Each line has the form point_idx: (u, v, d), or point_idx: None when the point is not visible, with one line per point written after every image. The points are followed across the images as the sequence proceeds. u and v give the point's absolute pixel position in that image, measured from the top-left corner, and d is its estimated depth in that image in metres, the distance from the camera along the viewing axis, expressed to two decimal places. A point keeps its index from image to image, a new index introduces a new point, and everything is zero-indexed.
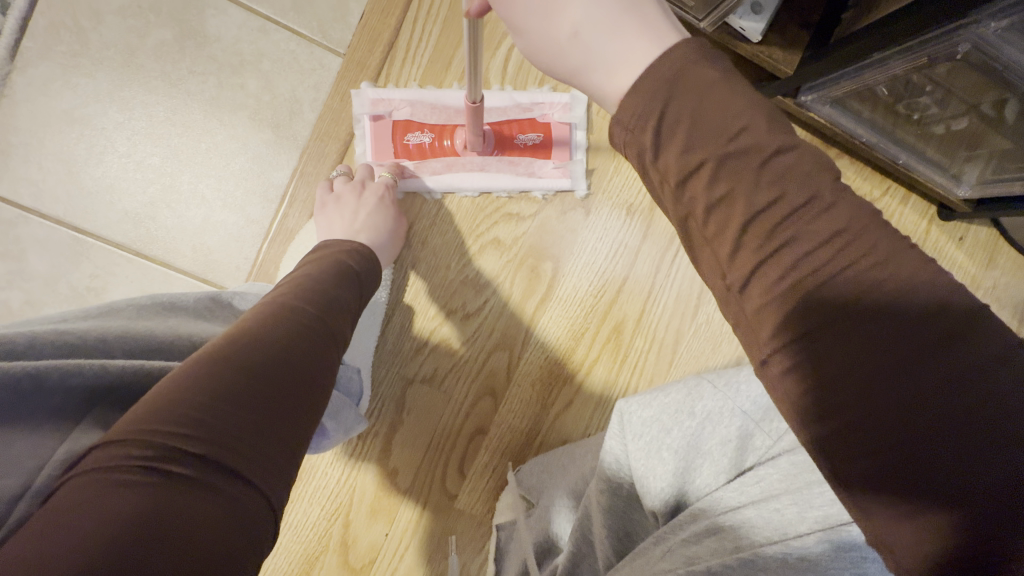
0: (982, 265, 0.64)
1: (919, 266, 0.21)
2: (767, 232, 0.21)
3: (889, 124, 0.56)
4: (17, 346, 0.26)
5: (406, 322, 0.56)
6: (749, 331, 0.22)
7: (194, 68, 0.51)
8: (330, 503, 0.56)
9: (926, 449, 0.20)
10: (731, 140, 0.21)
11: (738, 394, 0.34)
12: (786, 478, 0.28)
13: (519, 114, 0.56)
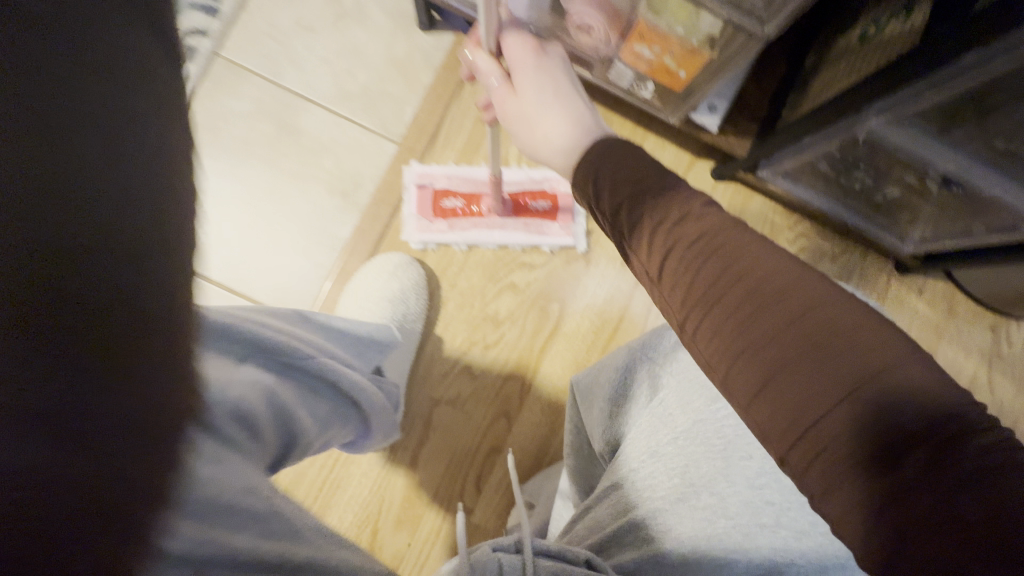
0: (940, 313, 0.73)
1: (769, 249, 0.29)
2: (662, 231, 0.31)
3: (837, 194, 0.67)
4: None
5: (436, 351, 0.67)
6: (666, 305, 0.31)
7: (288, 152, 0.69)
8: (363, 510, 0.64)
9: (846, 437, 0.25)
10: (636, 182, 0.32)
11: (641, 340, 0.46)
12: (677, 393, 0.40)
13: (532, 186, 0.70)
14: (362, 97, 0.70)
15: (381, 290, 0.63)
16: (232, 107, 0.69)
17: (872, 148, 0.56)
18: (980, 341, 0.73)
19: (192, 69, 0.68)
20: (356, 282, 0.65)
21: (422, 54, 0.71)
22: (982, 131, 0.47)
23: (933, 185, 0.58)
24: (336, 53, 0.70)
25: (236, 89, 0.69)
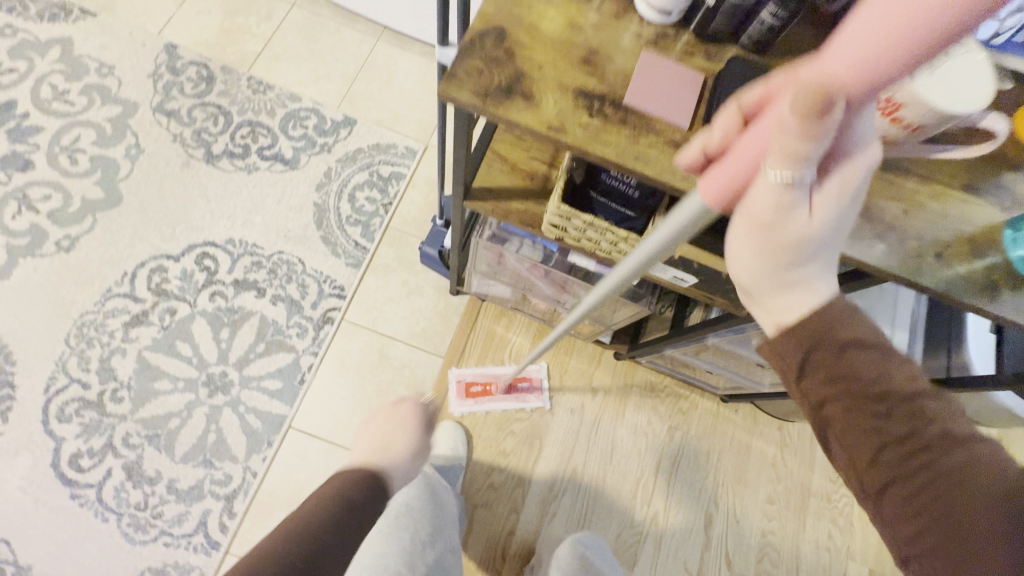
0: (752, 422, 1.34)
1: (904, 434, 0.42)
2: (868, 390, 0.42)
3: (677, 367, 1.29)
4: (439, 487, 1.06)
5: (475, 476, 1.21)
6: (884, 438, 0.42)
7: (384, 367, 1.25)
8: None
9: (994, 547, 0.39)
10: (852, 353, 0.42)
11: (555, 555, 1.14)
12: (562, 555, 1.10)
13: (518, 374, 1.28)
14: (422, 333, 1.29)
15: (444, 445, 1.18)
16: (351, 346, 1.26)
17: (678, 356, 1.19)
18: (775, 434, 1.34)
19: (331, 328, 1.26)
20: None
21: (453, 306, 1.32)
22: (714, 354, 1.11)
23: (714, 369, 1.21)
24: (406, 311, 1.30)
25: (356, 335, 1.27)
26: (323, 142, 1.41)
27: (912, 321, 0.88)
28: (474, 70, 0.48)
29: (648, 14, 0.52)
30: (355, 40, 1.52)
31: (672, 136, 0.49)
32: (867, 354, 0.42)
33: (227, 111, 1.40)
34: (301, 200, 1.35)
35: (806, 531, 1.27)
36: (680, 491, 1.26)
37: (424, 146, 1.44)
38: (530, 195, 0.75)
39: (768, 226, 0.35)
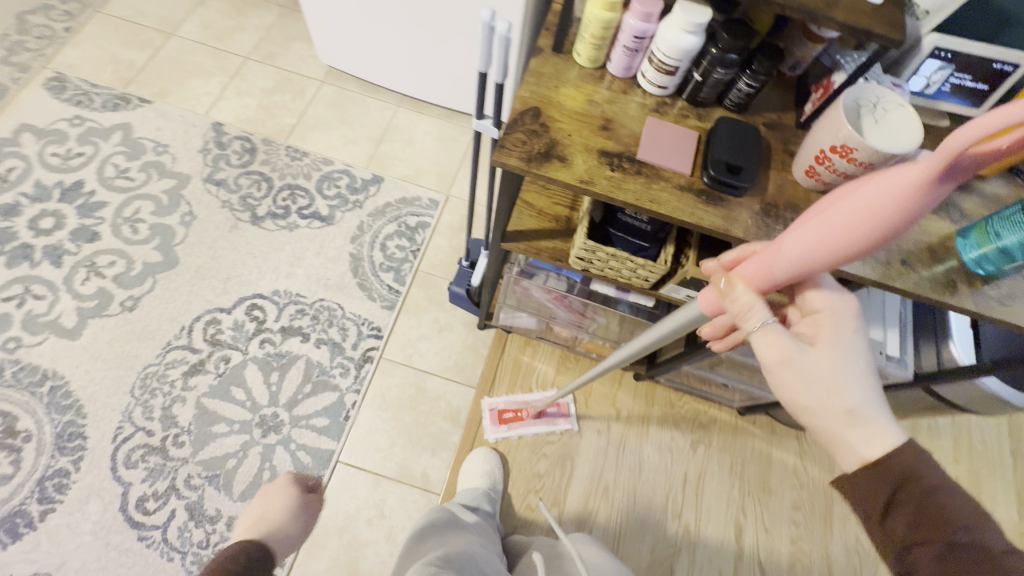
0: (770, 432, 1.41)
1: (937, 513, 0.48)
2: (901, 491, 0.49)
3: (695, 385, 1.38)
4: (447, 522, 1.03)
5: (513, 497, 1.28)
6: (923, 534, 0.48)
7: (421, 401, 1.35)
8: None
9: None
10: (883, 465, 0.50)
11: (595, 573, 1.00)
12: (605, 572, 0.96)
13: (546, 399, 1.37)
14: (455, 366, 1.39)
15: (484, 470, 1.24)
16: (391, 382, 1.36)
17: (693, 372, 1.28)
18: (794, 443, 1.41)
19: (371, 367, 1.37)
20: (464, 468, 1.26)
21: (482, 340, 1.43)
22: (727, 368, 1.20)
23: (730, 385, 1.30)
24: (439, 347, 1.41)
25: (395, 371, 1.37)
26: (355, 199, 1.56)
27: (902, 322, 0.90)
28: (518, 141, 0.61)
29: (649, 88, 0.66)
30: (378, 109, 1.71)
31: (677, 182, 0.62)
32: (954, 499, 0.48)
33: (269, 177, 1.56)
34: (338, 252, 1.49)
35: (834, 536, 1.32)
36: (709, 504, 1.32)
37: (445, 196, 1.59)
38: (557, 234, 0.88)
39: (784, 355, 0.52)
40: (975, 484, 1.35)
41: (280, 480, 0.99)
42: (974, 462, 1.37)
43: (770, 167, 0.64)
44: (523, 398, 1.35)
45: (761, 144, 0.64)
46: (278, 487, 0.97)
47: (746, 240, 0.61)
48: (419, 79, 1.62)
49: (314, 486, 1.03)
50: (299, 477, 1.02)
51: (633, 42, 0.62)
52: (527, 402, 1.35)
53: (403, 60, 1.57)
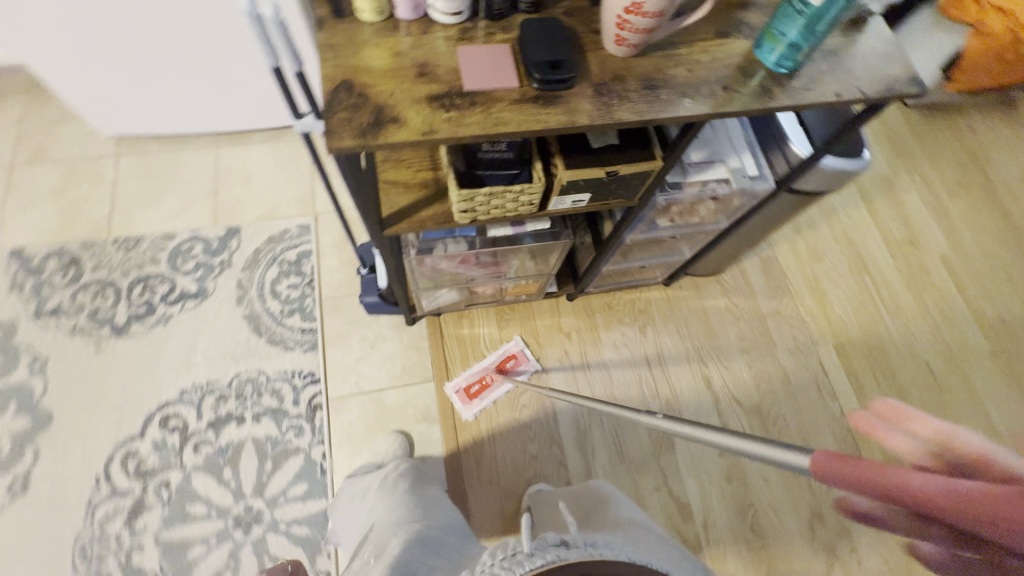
0: (697, 290, 1.55)
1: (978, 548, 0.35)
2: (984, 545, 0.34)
3: (621, 281, 1.46)
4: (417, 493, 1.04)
5: (515, 456, 1.31)
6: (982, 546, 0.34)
7: (390, 419, 1.31)
8: None
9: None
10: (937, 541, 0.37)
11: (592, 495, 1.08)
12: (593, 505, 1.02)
13: (502, 357, 1.39)
14: (404, 371, 1.36)
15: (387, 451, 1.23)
16: (351, 417, 1.30)
17: (614, 270, 1.35)
18: (718, 289, 1.56)
19: (323, 412, 1.29)
20: (375, 443, 1.26)
21: (418, 334, 1.40)
22: (639, 253, 1.28)
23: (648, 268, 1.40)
24: (381, 360, 1.36)
25: (349, 405, 1.31)
26: (219, 261, 1.41)
27: (748, 143, 1.00)
28: (343, 120, 0.58)
29: (446, 19, 0.65)
30: (196, 161, 1.53)
31: (512, 97, 0.62)
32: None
33: (111, 281, 1.36)
34: (229, 321, 1.36)
35: (777, 346, 1.52)
36: (677, 372, 1.44)
37: (313, 217, 1.49)
38: (432, 199, 0.86)
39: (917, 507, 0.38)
40: (857, 256, 1.68)
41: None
42: (850, 237, 1.70)
43: (586, 51, 0.67)
44: (480, 367, 1.36)
45: (569, 33, 0.66)
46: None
47: (593, 124, 0.63)
48: (225, 116, 1.46)
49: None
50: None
51: None
52: (485, 368, 1.36)
53: (196, 104, 1.39)
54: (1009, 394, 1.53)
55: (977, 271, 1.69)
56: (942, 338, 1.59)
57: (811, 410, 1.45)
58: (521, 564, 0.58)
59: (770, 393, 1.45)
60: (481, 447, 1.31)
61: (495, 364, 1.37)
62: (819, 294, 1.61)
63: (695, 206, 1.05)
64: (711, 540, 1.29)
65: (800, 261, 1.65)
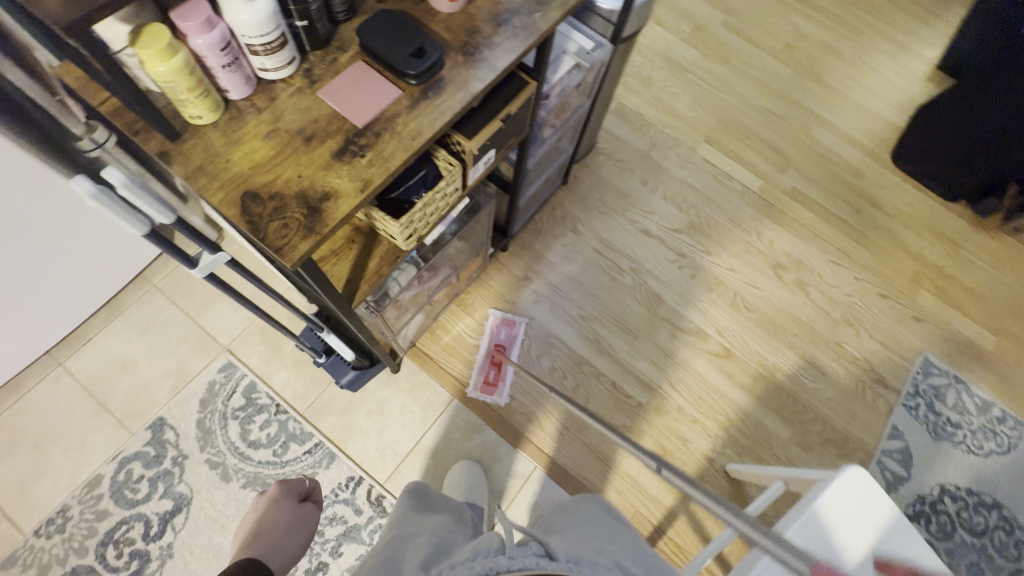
0: (588, 170, 1.67)
1: None
2: None
3: (534, 205, 1.52)
4: (431, 493, 1.04)
5: (562, 397, 1.38)
6: None
7: (447, 454, 1.29)
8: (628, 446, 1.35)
9: None
10: None
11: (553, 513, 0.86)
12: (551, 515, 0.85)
13: (491, 335, 1.41)
14: (426, 409, 1.33)
15: (450, 481, 1.23)
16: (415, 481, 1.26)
17: (526, 200, 1.40)
18: (601, 159, 1.69)
19: (388, 498, 1.23)
20: (444, 480, 1.25)
21: (411, 372, 1.35)
22: (538, 172, 1.32)
23: (548, 179, 1.46)
24: (399, 418, 1.31)
25: (406, 473, 1.26)
26: (169, 461, 1.21)
27: (569, 23, 1.04)
28: (280, 230, 0.51)
29: (282, 74, 0.58)
30: (52, 394, 1.26)
31: (404, 105, 0.59)
32: None
33: (73, 567, 1.12)
34: (232, 500, 1.20)
35: (670, 170, 1.71)
36: (621, 242, 1.58)
37: (228, 352, 1.32)
38: (371, 247, 0.81)
39: None
40: (671, 63, 1.88)
41: (276, 491, 1.06)
42: (656, 53, 1.89)
43: (428, 25, 0.64)
44: (482, 357, 1.37)
45: (401, 16, 0.62)
46: (275, 499, 1.02)
47: (485, 81, 0.62)
48: (27, 324, 1.17)
49: (311, 489, 1.11)
50: (292, 486, 1.07)
51: (224, 56, 0.51)
52: (487, 355, 1.38)
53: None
54: (823, 93, 1.89)
55: (750, 20, 1.99)
56: (761, 84, 1.88)
57: (724, 198, 1.68)
58: (503, 562, 0.58)
59: (692, 207, 1.65)
60: (534, 414, 1.35)
61: (492, 345, 1.39)
62: (668, 110, 1.80)
63: (563, 103, 1.10)
64: (731, 337, 1.50)
65: (640, 96, 1.81)
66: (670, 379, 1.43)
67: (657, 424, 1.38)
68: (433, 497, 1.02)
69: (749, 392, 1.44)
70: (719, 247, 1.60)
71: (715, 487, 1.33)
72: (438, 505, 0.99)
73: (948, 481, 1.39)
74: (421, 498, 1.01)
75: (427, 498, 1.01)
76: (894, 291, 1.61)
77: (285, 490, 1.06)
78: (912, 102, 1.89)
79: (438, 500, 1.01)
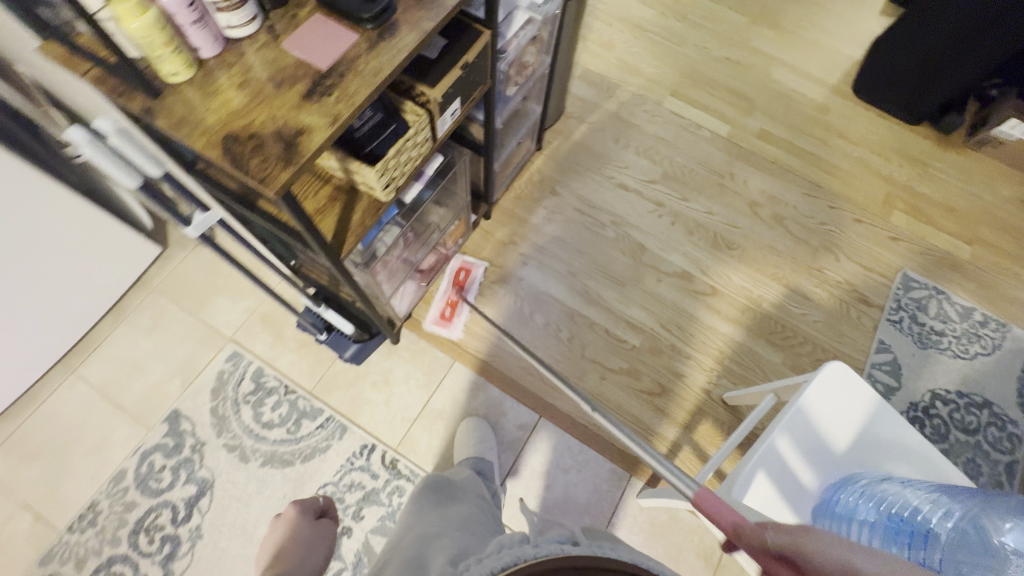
0: (561, 134, 1.72)
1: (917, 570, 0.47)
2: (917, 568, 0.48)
3: (510, 170, 1.57)
4: (453, 482, 1.09)
5: (558, 349, 1.43)
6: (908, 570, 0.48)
7: (454, 413, 1.34)
8: (627, 387, 1.40)
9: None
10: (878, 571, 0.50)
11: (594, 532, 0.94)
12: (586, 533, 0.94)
13: (450, 274, 1.46)
14: (429, 374, 1.38)
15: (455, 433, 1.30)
16: (427, 442, 1.31)
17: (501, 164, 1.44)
18: (573, 122, 1.74)
19: (401, 461, 1.28)
20: (453, 437, 1.30)
21: (411, 341, 1.40)
22: (509, 134, 1.38)
23: (521, 142, 1.51)
24: (404, 385, 1.36)
25: (417, 435, 1.31)
26: (188, 450, 1.26)
27: None
28: (262, 163, 0.56)
29: (247, 30, 0.62)
30: (69, 400, 1.30)
31: (364, 48, 0.64)
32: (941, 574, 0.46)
33: (109, 556, 1.17)
34: (253, 478, 1.25)
35: (640, 125, 1.75)
36: (600, 197, 1.63)
37: (232, 342, 1.37)
38: (353, 203, 0.86)
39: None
40: (630, 24, 1.93)
41: (292, 513, 1.06)
42: (615, 16, 1.94)
43: None
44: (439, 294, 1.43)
45: None
46: (291, 519, 1.06)
47: (436, 20, 0.67)
48: (34, 334, 1.21)
49: (326, 506, 1.13)
50: (305, 505, 1.09)
51: (191, 12, 0.56)
52: (443, 292, 1.43)
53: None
54: (780, 37, 1.94)
55: None
56: (720, 34, 1.93)
57: (695, 146, 1.73)
58: (529, 550, 0.63)
59: (665, 158, 1.70)
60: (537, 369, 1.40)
61: (450, 283, 1.44)
62: (633, 68, 1.85)
63: (522, 58, 1.15)
64: (715, 276, 1.55)
65: (602, 59, 1.86)
66: (661, 321, 1.48)
67: (654, 363, 1.43)
68: (456, 484, 1.08)
69: (738, 324, 1.49)
70: (694, 192, 1.66)
71: (714, 415, 1.38)
72: (459, 497, 1.03)
73: (937, 385, 1.45)
74: (439, 489, 1.06)
75: (447, 490, 1.05)
76: (868, 215, 1.66)
77: (300, 509, 1.09)
78: (867, 35, 1.95)
79: (455, 490, 1.06)
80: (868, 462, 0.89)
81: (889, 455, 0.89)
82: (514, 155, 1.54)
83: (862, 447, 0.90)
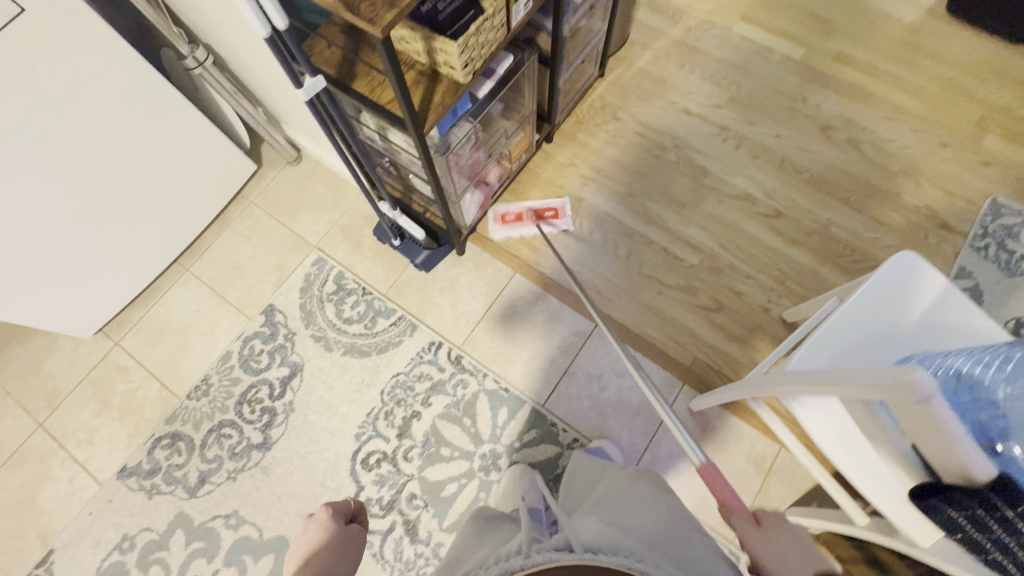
0: (625, 61, 1.72)
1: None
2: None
3: (574, 94, 1.60)
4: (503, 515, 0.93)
5: (616, 265, 1.48)
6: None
7: (513, 318, 1.43)
8: (684, 303, 1.43)
9: None
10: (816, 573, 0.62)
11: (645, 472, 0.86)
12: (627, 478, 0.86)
13: (544, 204, 1.52)
14: (491, 283, 1.47)
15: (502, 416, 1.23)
16: (489, 343, 1.41)
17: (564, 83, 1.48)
18: (637, 49, 1.74)
19: (465, 358, 1.39)
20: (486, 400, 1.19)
21: (475, 253, 1.50)
22: (574, 51, 1.41)
23: (585, 64, 1.54)
24: (468, 291, 1.46)
25: (480, 336, 1.42)
26: (281, 337, 1.43)
27: None
28: (370, 7, 0.65)
29: None
30: (185, 293, 1.51)
31: None
32: None
33: (219, 421, 1.37)
34: (336, 364, 1.40)
35: (707, 50, 1.72)
36: (662, 122, 1.63)
37: (317, 249, 1.52)
38: (434, 84, 0.94)
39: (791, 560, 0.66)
40: None
41: (324, 517, 0.92)
42: None
43: None
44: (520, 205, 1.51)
45: None
46: (323, 522, 0.92)
47: None
48: (159, 231, 1.42)
49: (356, 511, 0.99)
50: (337, 507, 0.96)
51: None
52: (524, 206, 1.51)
53: (125, 238, 1.34)
54: None
55: None
56: None
57: (765, 70, 1.67)
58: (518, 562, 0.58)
59: (732, 83, 1.66)
60: (594, 282, 1.46)
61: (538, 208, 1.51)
62: None
63: None
64: (781, 199, 1.52)
65: None
66: (720, 241, 1.48)
67: (712, 281, 1.44)
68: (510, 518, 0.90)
69: (803, 247, 1.46)
70: (763, 117, 1.62)
71: (772, 332, 1.38)
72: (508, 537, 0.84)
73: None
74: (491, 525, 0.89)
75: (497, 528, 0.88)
76: (957, 138, 1.55)
77: (332, 513, 0.95)
78: None
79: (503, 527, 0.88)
80: (927, 342, 0.90)
81: (947, 337, 0.90)
82: (578, 78, 1.57)
83: (927, 332, 0.90)
